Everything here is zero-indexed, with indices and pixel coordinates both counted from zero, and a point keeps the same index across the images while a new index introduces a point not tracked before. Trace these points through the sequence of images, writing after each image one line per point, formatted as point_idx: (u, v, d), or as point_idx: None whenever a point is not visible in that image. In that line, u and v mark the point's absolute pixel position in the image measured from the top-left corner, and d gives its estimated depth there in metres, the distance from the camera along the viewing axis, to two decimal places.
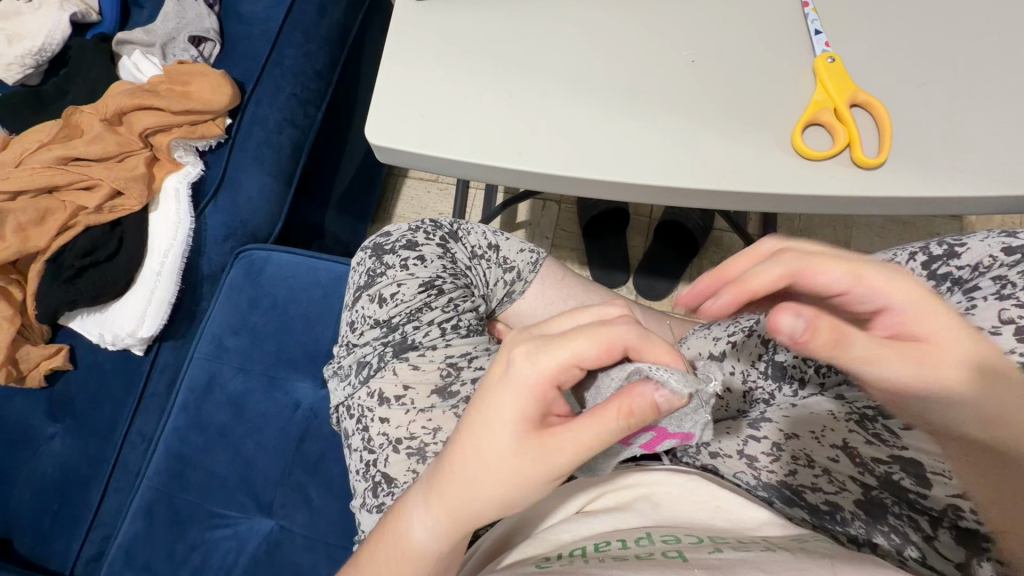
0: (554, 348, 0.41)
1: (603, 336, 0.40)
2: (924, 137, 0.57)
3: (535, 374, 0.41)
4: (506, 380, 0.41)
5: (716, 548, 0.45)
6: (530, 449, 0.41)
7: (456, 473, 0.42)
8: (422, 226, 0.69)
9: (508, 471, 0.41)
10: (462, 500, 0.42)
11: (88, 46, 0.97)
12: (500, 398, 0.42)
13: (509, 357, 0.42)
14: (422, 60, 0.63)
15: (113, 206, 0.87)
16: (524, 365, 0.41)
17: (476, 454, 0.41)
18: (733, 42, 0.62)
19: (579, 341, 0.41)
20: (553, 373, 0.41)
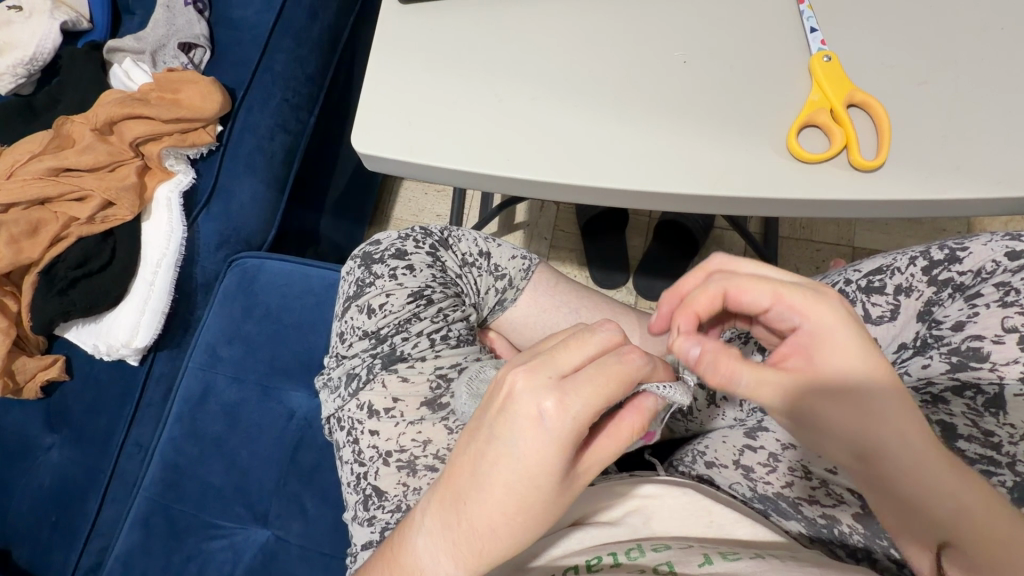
0: (588, 393, 0.37)
1: (626, 372, 0.38)
2: (924, 137, 0.55)
3: (573, 424, 0.37)
4: (545, 437, 0.37)
5: (705, 559, 0.46)
6: (566, 490, 0.39)
7: (493, 532, 0.39)
8: (412, 234, 0.68)
9: (543, 515, 0.39)
10: (501, 551, 0.40)
11: (79, 55, 0.97)
12: (535, 448, 0.37)
13: (542, 412, 0.37)
14: (408, 66, 0.62)
15: (106, 216, 0.87)
16: (561, 415, 0.37)
17: (514, 511, 0.38)
18: (726, 41, 0.61)
19: (612, 384, 0.37)
20: (590, 419, 0.37)
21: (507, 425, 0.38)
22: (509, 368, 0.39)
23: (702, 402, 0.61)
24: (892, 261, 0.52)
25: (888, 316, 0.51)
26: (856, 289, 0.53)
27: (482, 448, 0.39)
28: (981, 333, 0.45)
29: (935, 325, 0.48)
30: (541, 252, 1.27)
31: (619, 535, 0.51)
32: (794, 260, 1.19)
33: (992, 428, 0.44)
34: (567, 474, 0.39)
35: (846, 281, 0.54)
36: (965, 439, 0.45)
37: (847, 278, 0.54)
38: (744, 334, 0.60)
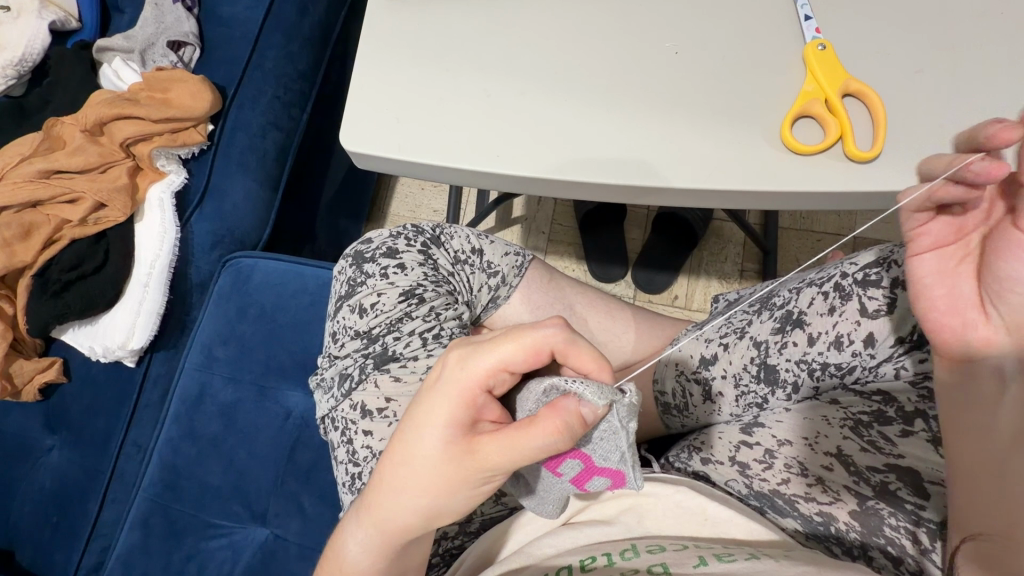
0: (482, 352, 0.42)
1: (527, 341, 0.41)
2: (922, 125, 0.54)
3: (462, 380, 0.42)
4: (438, 388, 0.43)
5: (701, 561, 0.45)
6: (454, 457, 0.42)
7: (388, 479, 0.44)
8: (403, 233, 0.68)
9: (432, 480, 0.42)
10: (392, 506, 0.44)
11: (68, 55, 0.96)
12: (431, 403, 0.43)
13: (444, 365, 0.44)
14: (396, 61, 0.61)
15: (98, 218, 0.87)
16: (454, 371, 0.43)
17: (404, 461, 0.43)
18: (719, 30, 0.59)
19: (504, 347, 0.41)
20: (482, 379, 0.42)
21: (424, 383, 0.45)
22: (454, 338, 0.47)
23: (697, 398, 0.59)
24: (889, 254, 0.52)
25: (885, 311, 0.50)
26: (852, 283, 0.51)
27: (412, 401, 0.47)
28: None
29: None
30: (539, 246, 1.26)
31: (613, 533, 0.51)
32: (794, 251, 1.17)
33: None
34: (459, 440, 0.42)
35: (842, 274, 0.53)
36: None
37: (844, 272, 0.53)
38: (738, 329, 0.58)
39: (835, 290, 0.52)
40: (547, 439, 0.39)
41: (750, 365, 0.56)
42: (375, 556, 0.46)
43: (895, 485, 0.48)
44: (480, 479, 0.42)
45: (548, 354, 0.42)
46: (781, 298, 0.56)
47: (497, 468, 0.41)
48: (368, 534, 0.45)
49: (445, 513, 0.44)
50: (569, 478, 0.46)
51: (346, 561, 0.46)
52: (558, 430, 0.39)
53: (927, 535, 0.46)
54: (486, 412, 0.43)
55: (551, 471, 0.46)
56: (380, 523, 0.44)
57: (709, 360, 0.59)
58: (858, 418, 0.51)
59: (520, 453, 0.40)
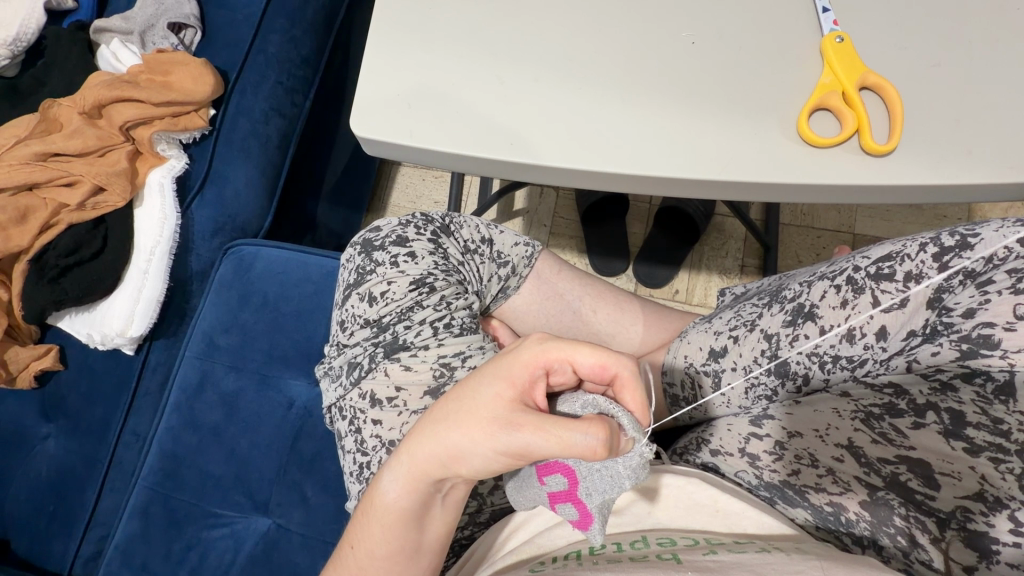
0: (562, 341, 0.44)
1: (604, 354, 0.43)
2: (936, 121, 0.54)
3: (536, 354, 0.44)
4: (513, 353, 0.45)
5: (710, 551, 0.46)
6: (494, 409, 0.42)
7: (436, 411, 0.46)
8: (413, 221, 0.67)
9: (470, 425, 0.42)
10: (429, 439, 0.45)
11: (64, 35, 0.94)
12: (500, 362, 0.45)
13: (527, 338, 0.45)
14: (408, 47, 0.60)
15: (97, 203, 0.85)
16: (533, 345, 0.44)
17: (457, 396, 0.45)
18: (735, 23, 0.59)
19: (582, 349, 0.43)
20: (550, 361, 0.43)
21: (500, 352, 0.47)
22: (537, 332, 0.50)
23: (707, 389, 0.60)
24: (903, 247, 0.51)
25: (897, 304, 0.49)
26: (865, 276, 0.51)
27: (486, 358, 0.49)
28: (992, 320, 0.44)
29: (945, 312, 0.47)
30: (540, 239, 1.26)
31: (623, 523, 0.51)
32: (795, 246, 1.18)
33: (1001, 416, 0.44)
34: (510, 398, 0.42)
35: (855, 268, 0.52)
36: (974, 426, 0.45)
37: (856, 265, 0.53)
38: (748, 322, 0.58)
39: (847, 283, 0.52)
40: (588, 435, 0.38)
41: (761, 358, 0.55)
42: (399, 494, 0.46)
43: (905, 476, 0.48)
44: (507, 446, 0.41)
45: (608, 377, 0.44)
46: (792, 291, 0.56)
47: (526, 442, 0.40)
48: (396, 468, 0.46)
49: (468, 467, 0.44)
50: (548, 490, 0.46)
51: (377, 497, 0.47)
52: (603, 431, 0.38)
53: (937, 526, 0.47)
54: (539, 394, 0.44)
55: (537, 474, 0.46)
56: (411, 457, 0.46)
57: (718, 353, 0.59)
58: (868, 411, 0.50)
59: (558, 441, 0.38)
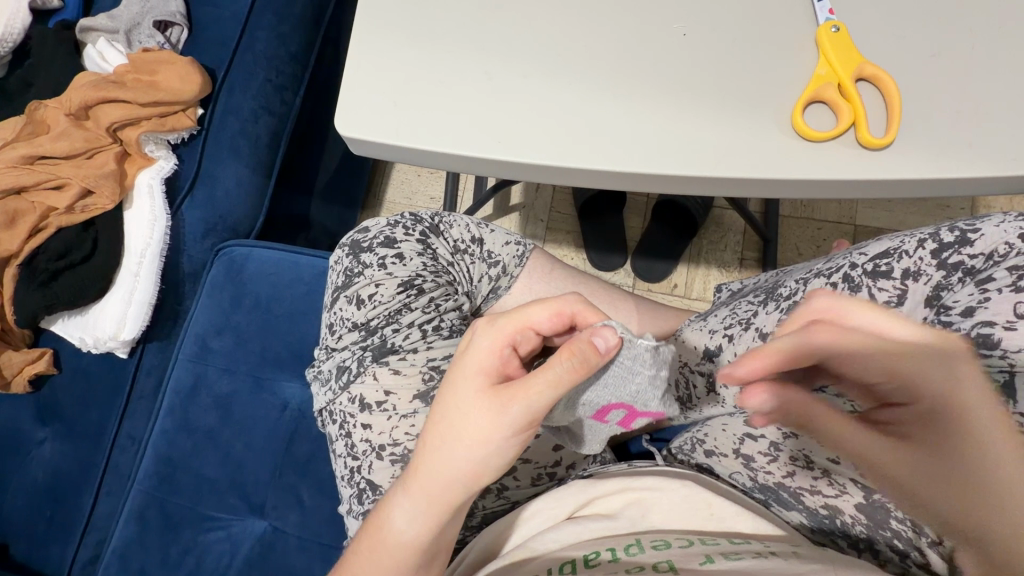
0: (508, 313, 0.44)
1: (552, 303, 0.44)
2: (937, 111, 0.53)
3: (494, 336, 0.43)
4: (471, 345, 0.43)
5: (706, 558, 0.44)
6: (485, 407, 0.41)
7: (429, 439, 0.43)
8: (401, 221, 0.66)
9: (473, 431, 0.41)
10: (432, 467, 0.43)
11: (50, 35, 0.92)
12: (464, 360, 0.44)
13: (472, 327, 0.45)
14: (392, 43, 0.58)
15: (86, 206, 0.84)
16: (484, 330, 0.44)
17: (444, 416, 0.43)
18: (727, 12, 0.57)
19: (532, 308, 0.44)
20: (510, 333, 0.43)
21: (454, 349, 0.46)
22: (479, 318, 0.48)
23: (700, 389, 0.59)
24: (900, 243, 0.49)
25: (895, 302, 0.49)
26: (862, 273, 0.50)
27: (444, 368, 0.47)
28: (992, 319, 0.43)
29: (944, 310, 0.46)
30: (537, 235, 1.25)
31: (616, 528, 0.50)
32: (794, 239, 1.17)
33: None
34: (493, 390, 0.42)
35: (852, 265, 0.51)
36: None
37: (853, 263, 0.51)
38: (743, 320, 0.56)
39: (844, 281, 0.51)
40: (565, 364, 0.40)
41: None
42: (421, 524, 0.44)
43: None
44: (517, 427, 0.41)
45: (568, 319, 0.45)
46: (788, 289, 0.55)
47: (529, 409, 0.40)
48: (409, 499, 0.44)
49: (484, 474, 0.43)
50: (616, 422, 0.49)
51: (390, 535, 0.44)
52: (572, 355, 0.41)
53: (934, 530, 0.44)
54: (515, 369, 0.44)
55: (597, 420, 0.49)
56: (423, 486, 0.43)
57: (713, 352, 0.58)
58: None
59: (554, 389, 0.40)
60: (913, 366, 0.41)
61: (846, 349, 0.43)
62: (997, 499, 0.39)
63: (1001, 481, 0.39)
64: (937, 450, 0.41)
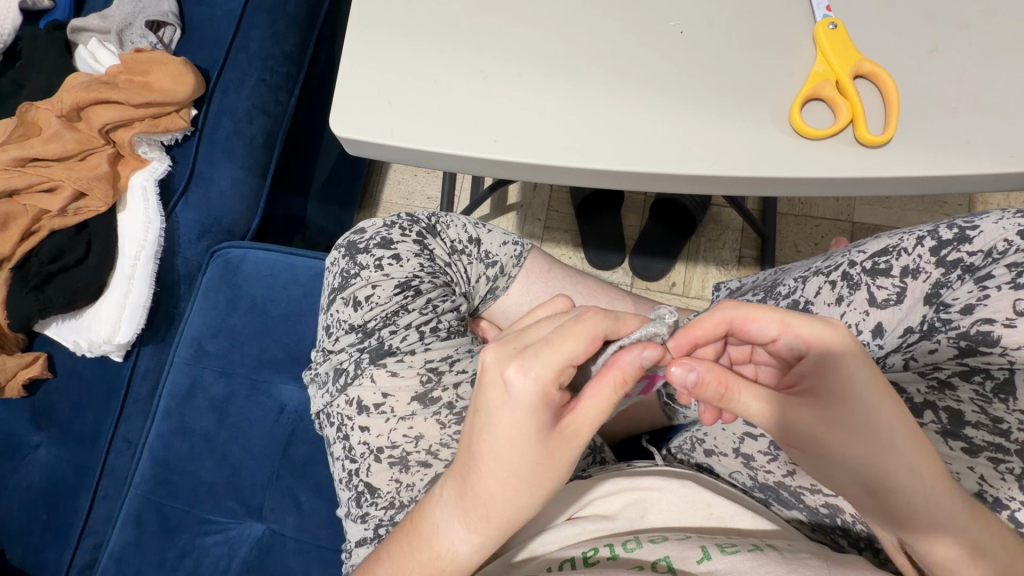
0: (546, 358, 0.40)
1: (586, 333, 0.40)
2: (935, 108, 0.52)
3: (540, 387, 0.40)
4: (517, 401, 0.40)
5: (703, 555, 0.44)
6: (556, 450, 0.41)
7: (499, 490, 0.42)
8: (397, 222, 0.65)
9: (549, 467, 0.42)
10: (508, 511, 0.43)
11: (41, 36, 0.91)
12: (512, 415, 0.41)
13: (504, 377, 0.40)
14: (387, 42, 0.58)
15: (79, 208, 0.83)
16: (525, 381, 0.40)
17: (511, 468, 0.41)
18: (724, 9, 0.57)
19: (570, 347, 0.40)
20: (556, 378, 0.40)
21: (482, 401, 0.42)
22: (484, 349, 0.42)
23: None
24: (899, 242, 0.49)
25: (893, 301, 0.48)
26: (861, 272, 0.50)
27: (474, 416, 0.43)
28: (990, 316, 0.43)
29: (943, 308, 0.46)
30: (535, 234, 1.24)
31: (616, 527, 0.49)
32: (792, 237, 1.16)
33: (1001, 415, 0.42)
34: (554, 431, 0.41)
35: (850, 263, 0.51)
36: (973, 426, 0.43)
37: (852, 260, 0.51)
38: None
39: (842, 279, 0.51)
40: (623, 391, 0.41)
41: None
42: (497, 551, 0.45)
43: None
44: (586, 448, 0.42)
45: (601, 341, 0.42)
46: (787, 287, 0.56)
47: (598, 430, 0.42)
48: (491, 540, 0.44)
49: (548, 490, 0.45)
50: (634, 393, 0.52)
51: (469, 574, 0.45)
52: (626, 382, 0.40)
53: None
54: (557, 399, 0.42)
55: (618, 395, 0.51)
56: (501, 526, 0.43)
57: None
58: None
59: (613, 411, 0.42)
60: (798, 323, 0.41)
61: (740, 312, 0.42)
62: (897, 453, 0.38)
63: (894, 432, 0.39)
64: (831, 412, 0.40)
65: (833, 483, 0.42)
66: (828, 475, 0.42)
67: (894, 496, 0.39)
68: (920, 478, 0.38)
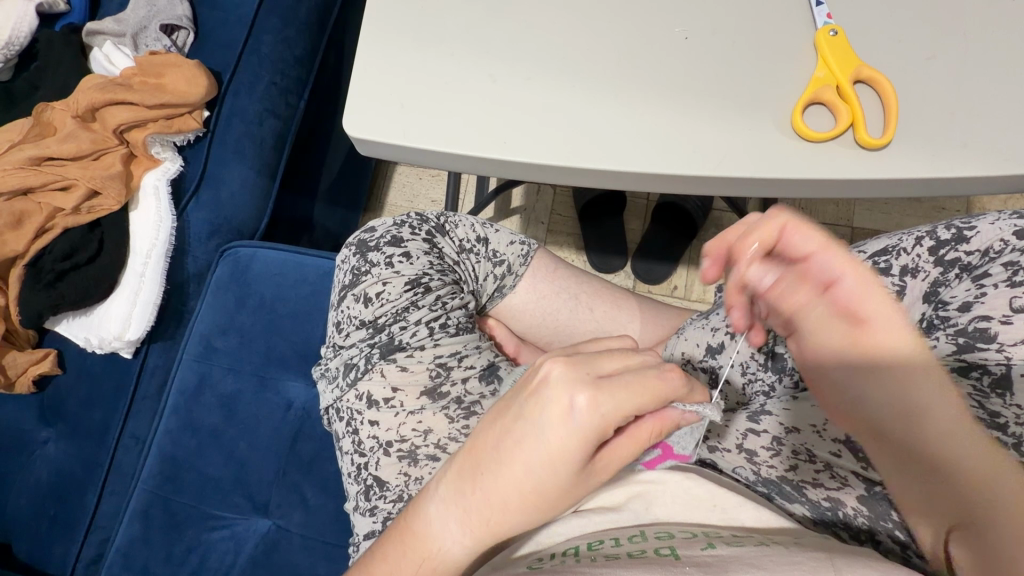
0: (623, 400, 0.39)
1: (660, 388, 0.40)
2: (932, 112, 0.54)
3: (601, 421, 0.38)
4: (572, 427, 0.38)
5: (708, 545, 0.45)
6: (582, 480, 0.41)
7: (511, 503, 0.40)
8: (407, 221, 0.67)
9: (566, 496, 0.40)
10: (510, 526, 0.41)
11: (57, 38, 0.93)
12: (560, 440, 0.38)
13: (571, 401, 0.38)
14: (400, 46, 0.60)
15: (92, 207, 0.85)
16: (588, 412, 0.38)
17: (533, 485, 0.39)
18: (728, 16, 0.59)
19: (647, 396, 0.40)
20: (618, 421, 0.39)
21: (534, 413, 0.39)
22: (551, 359, 0.41)
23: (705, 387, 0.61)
24: (898, 242, 0.51)
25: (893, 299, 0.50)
26: None
27: (506, 427, 0.41)
28: (988, 314, 0.44)
29: (942, 306, 0.47)
30: (538, 237, 1.26)
31: (621, 520, 0.50)
32: None
33: (998, 410, 0.43)
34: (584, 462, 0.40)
35: None
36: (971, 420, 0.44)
37: None
38: None
39: None
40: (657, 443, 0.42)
41: (758, 355, 0.58)
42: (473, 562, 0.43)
43: None
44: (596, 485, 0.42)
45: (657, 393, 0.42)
46: None
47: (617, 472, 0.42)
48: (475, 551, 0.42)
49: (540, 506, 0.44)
50: (644, 462, 0.53)
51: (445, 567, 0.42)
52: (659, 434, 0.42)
53: None
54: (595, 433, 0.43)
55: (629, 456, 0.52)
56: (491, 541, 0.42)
57: (716, 350, 0.60)
58: None
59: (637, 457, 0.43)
60: (832, 255, 0.46)
61: (789, 225, 0.47)
62: (933, 414, 0.42)
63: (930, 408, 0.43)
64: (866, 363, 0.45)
65: (889, 472, 0.44)
66: (883, 458, 0.45)
67: (947, 468, 0.41)
68: (959, 440, 0.41)
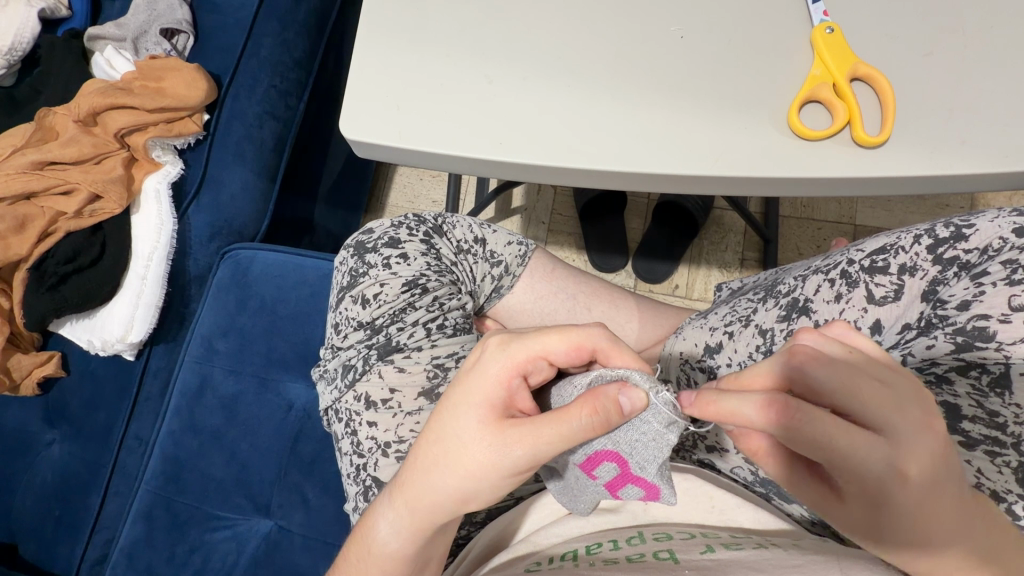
0: (525, 340, 0.44)
1: (573, 335, 0.44)
2: (931, 109, 0.54)
3: (503, 363, 0.43)
4: (477, 367, 0.44)
5: (707, 548, 0.45)
6: (488, 441, 0.42)
7: (422, 456, 0.44)
8: (405, 222, 0.67)
9: (470, 460, 0.42)
10: (424, 483, 0.44)
11: (59, 43, 0.94)
12: (469, 383, 0.44)
13: (483, 345, 0.45)
14: (396, 48, 0.60)
15: (94, 211, 0.85)
16: (494, 354, 0.44)
17: (438, 439, 0.44)
18: (723, 14, 0.58)
19: (553, 338, 0.43)
20: (521, 364, 0.43)
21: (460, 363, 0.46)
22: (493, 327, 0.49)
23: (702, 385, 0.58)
24: (897, 240, 0.50)
25: (891, 297, 0.49)
26: (859, 269, 0.51)
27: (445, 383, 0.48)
28: (986, 312, 0.44)
29: (940, 305, 0.46)
30: (539, 237, 1.25)
31: (618, 521, 0.50)
32: (795, 239, 1.17)
33: (997, 409, 0.43)
34: (493, 419, 0.42)
35: (849, 261, 0.52)
36: (969, 420, 0.44)
37: (850, 258, 0.52)
38: (743, 317, 0.57)
39: (842, 277, 0.52)
40: (580, 418, 0.40)
41: (756, 353, 0.54)
42: (407, 537, 0.46)
43: None
44: (516, 467, 0.42)
45: (590, 353, 0.44)
46: (786, 286, 0.56)
47: (532, 453, 0.41)
48: (396, 515, 0.46)
49: (482, 496, 0.44)
50: (604, 483, 0.46)
51: (377, 541, 0.47)
52: (588, 409, 0.40)
53: None
54: (523, 401, 0.44)
55: (586, 472, 0.47)
56: (416, 504, 0.45)
57: (714, 349, 0.58)
58: None
59: (566, 440, 0.41)
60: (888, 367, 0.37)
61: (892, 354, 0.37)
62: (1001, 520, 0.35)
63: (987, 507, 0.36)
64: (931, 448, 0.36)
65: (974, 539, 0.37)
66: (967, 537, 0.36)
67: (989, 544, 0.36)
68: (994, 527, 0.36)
